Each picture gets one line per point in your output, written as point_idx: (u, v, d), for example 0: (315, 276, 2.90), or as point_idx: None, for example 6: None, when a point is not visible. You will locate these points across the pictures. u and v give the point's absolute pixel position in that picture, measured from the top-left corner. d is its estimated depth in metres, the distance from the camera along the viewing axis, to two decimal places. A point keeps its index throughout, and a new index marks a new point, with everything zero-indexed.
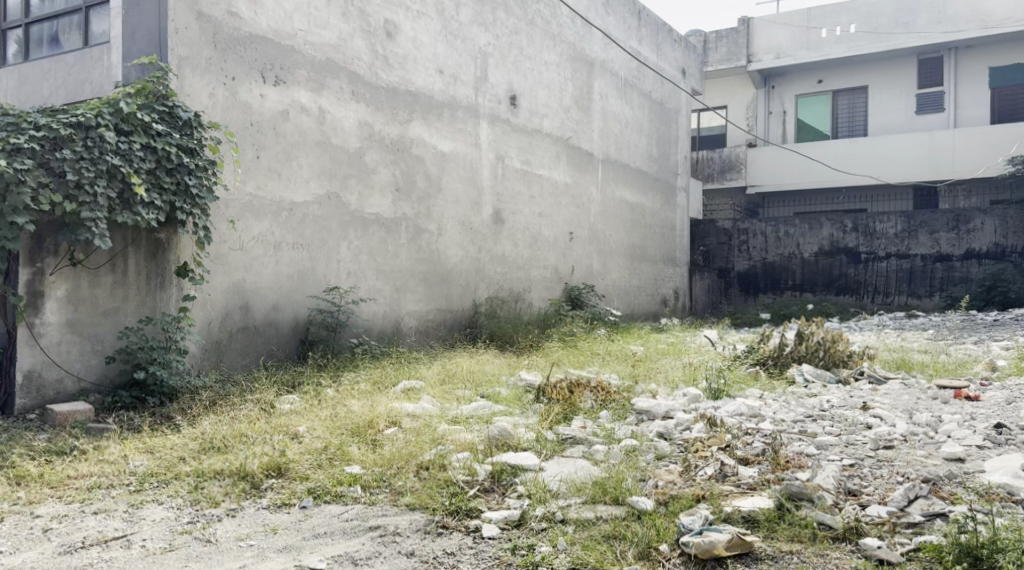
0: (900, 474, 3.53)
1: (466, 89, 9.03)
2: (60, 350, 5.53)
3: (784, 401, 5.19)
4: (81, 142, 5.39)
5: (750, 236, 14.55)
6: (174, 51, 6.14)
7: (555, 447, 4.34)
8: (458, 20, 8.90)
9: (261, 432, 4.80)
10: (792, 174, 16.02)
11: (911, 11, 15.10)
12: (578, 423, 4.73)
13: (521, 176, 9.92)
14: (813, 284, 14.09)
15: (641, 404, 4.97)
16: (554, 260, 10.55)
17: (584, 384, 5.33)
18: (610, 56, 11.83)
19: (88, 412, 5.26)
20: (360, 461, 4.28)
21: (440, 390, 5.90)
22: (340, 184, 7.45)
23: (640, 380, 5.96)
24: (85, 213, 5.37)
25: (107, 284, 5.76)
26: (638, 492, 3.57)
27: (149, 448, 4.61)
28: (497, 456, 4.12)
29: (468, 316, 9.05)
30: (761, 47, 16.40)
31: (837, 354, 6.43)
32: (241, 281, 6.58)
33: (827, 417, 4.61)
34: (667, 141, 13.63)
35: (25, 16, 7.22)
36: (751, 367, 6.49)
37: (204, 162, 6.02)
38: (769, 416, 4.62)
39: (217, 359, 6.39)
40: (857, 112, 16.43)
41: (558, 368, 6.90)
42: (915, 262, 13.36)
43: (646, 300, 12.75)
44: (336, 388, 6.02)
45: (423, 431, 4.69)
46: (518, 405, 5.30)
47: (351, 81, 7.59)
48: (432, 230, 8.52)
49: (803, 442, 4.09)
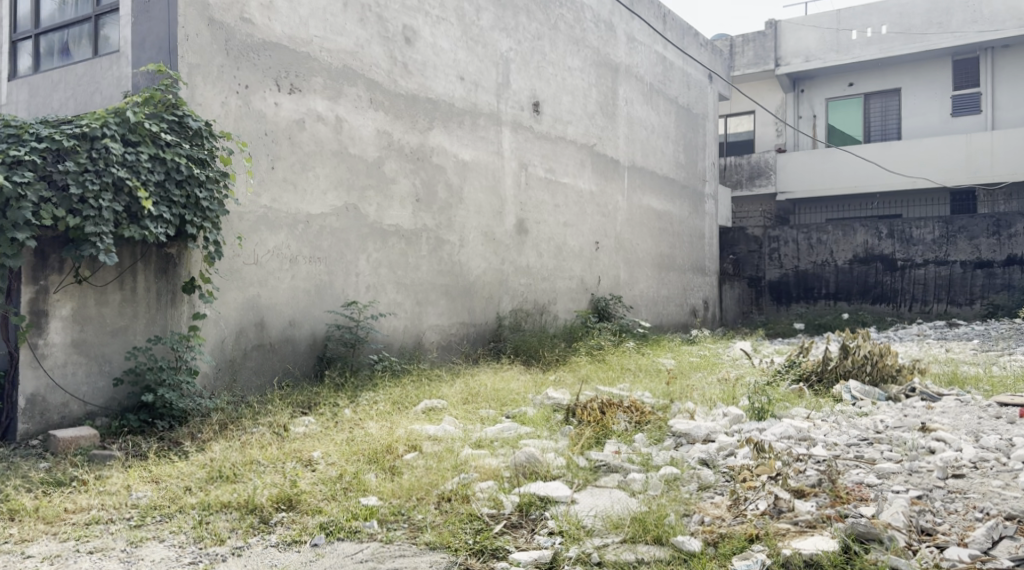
0: (979, 509, 3.18)
1: (487, 96, 8.75)
2: (65, 371, 5.28)
3: (835, 422, 4.80)
4: (85, 153, 5.16)
5: (781, 244, 14.14)
6: (184, 59, 5.90)
7: (588, 475, 4.01)
8: (479, 26, 8.62)
9: (273, 459, 4.52)
10: (825, 179, 15.55)
11: (945, 11, 14.62)
12: (612, 448, 4.38)
13: (545, 185, 9.61)
14: (847, 292, 13.62)
15: (679, 426, 4.60)
16: (580, 271, 10.21)
17: (617, 405, 4.98)
18: (636, 60, 11.52)
19: (93, 438, 4.99)
20: (377, 491, 3.98)
21: (463, 410, 5.58)
22: (359, 194, 7.18)
23: (675, 398, 5.58)
24: (89, 228, 5.12)
25: (114, 302, 5.51)
26: (682, 530, 3.24)
27: (154, 478, 4.34)
28: (525, 486, 3.82)
29: (492, 330, 8.74)
30: (789, 49, 16.00)
31: (885, 369, 6.06)
32: (256, 297, 6.32)
33: (884, 441, 4.23)
34: (695, 147, 13.27)
35: (36, 26, 7.04)
36: (794, 383, 6.12)
37: (216, 173, 5.75)
38: (820, 440, 4.25)
39: (231, 378, 6.12)
40: (890, 114, 15.97)
41: (587, 384, 6.56)
42: (954, 269, 12.85)
43: (675, 311, 12.37)
44: (354, 408, 5.71)
45: (444, 457, 4.37)
46: (545, 427, 4.95)
47: (369, 88, 7.33)
48: (453, 241, 8.22)
49: (862, 470, 3.72)
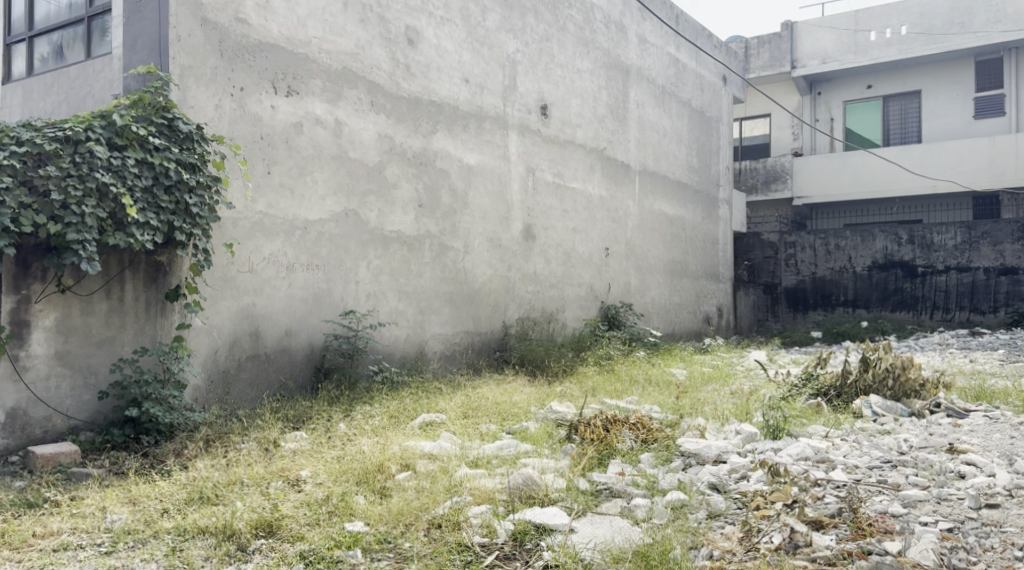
0: (1018, 547, 2.93)
1: (494, 98, 8.50)
2: (48, 385, 5.07)
3: (855, 441, 4.51)
4: (69, 158, 4.96)
5: (798, 249, 13.80)
6: (176, 60, 5.69)
7: (589, 500, 3.74)
8: (485, 27, 8.39)
9: (258, 479, 4.29)
10: (843, 183, 15.20)
11: (968, 10, 14.27)
12: (615, 468, 4.12)
13: (553, 190, 9.35)
14: (866, 300, 13.28)
15: (688, 446, 4.33)
16: (589, 277, 9.93)
17: (622, 421, 4.70)
18: (648, 62, 11.26)
19: (74, 454, 4.76)
20: (364, 515, 3.73)
21: (462, 426, 5.32)
22: (359, 200, 6.95)
23: (685, 414, 5.30)
24: (71, 236, 4.92)
25: (101, 312, 5.29)
26: (688, 566, 3.00)
27: (131, 499, 4.11)
28: (521, 512, 3.59)
29: (498, 339, 8.48)
30: (806, 51, 15.68)
31: (908, 383, 5.75)
32: (251, 306, 6.09)
33: (909, 464, 3.94)
34: (708, 151, 12.97)
35: (30, 29, 6.87)
36: (811, 398, 5.85)
37: (207, 178, 5.54)
38: (839, 462, 3.98)
39: (224, 391, 5.89)
40: (909, 117, 15.62)
41: (593, 397, 6.28)
42: (977, 275, 12.47)
43: (688, 318, 12.07)
44: (349, 423, 5.47)
45: (438, 477, 4.11)
46: (546, 444, 4.69)
47: (370, 90, 7.10)
48: (458, 248, 7.97)
49: (885, 498, 3.46)
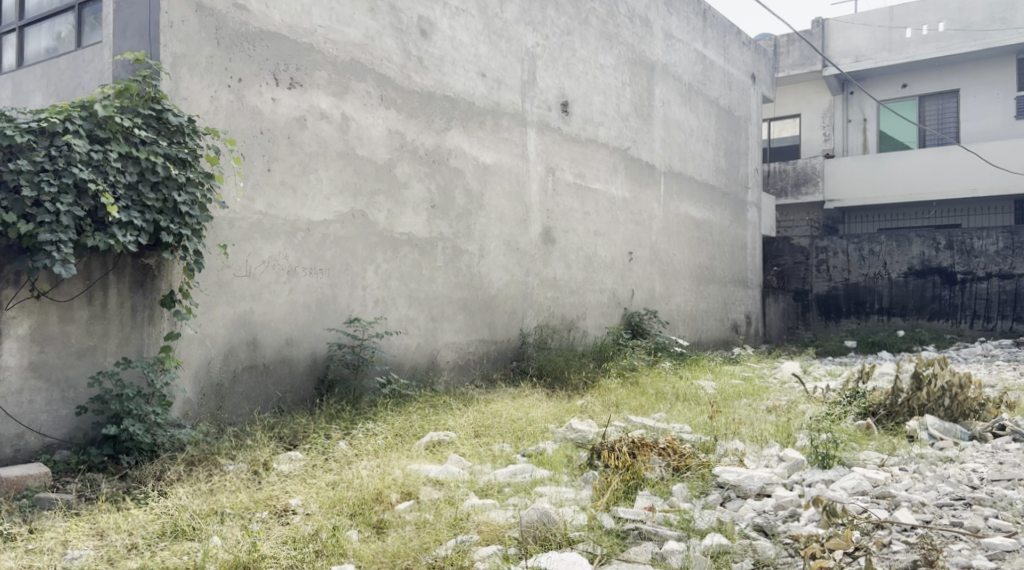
0: None
1: (512, 94, 8.03)
2: (21, 399, 4.65)
3: (916, 471, 3.97)
4: (43, 151, 4.55)
5: (830, 255, 13.19)
6: (167, 48, 5.26)
7: (614, 543, 3.24)
8: (502, 19, 7.91)
9: (242, 509, 3.83)
10: (875, 186, 14.57)
11: (1010, 6, 13.60)
12: (643, 503, 3.62)
13: (574, 191, 8.85)
14: (902, 307, 12.64)
15: (726, 475, 3.81)
16: (612, 283, 9.43)
17: (650, 446, 4.18)
18: (673, 58, 10.73)
19: (44, 478, 4.33)
20: (355, 556, 3.27)
21: (472, 446, 4.84)
22: (367, 200, 6.49)
23: (719, 435, 4.78)
24: (44, 236, 4.49)
25: (82, 319, 4.86)
26: None
27: (99, 531, 3.67)
28: (535, 557, 3.11)
29: (516, 348, 7.98)
30: (837, 49, 15.17)
31: (967, 403, 5.18)
32: (248, 312, 5.65)
33: (986, 504, 3.40)
34: (736, 151, 12.39)
35: (19, 18, 6.48)
36: (859, 418, 5.30)
37: (198, 175, 5.09)
38: (903, 498, 3.44)
39: (217, 405, 5.44)
40: (946, 117, 14.97)
41: (617, 414, 5.74)
42: (1020, 283, 11.83)
43: (715, 326, 11.51)
44: (349, 442, 5.00)
45: (443, 509, 3.63)
46: (565, 471, 4.18)
47: (380, 84, 6.65)
48: (473, 251, 7.50)
49: (966, 548, 2.94)
